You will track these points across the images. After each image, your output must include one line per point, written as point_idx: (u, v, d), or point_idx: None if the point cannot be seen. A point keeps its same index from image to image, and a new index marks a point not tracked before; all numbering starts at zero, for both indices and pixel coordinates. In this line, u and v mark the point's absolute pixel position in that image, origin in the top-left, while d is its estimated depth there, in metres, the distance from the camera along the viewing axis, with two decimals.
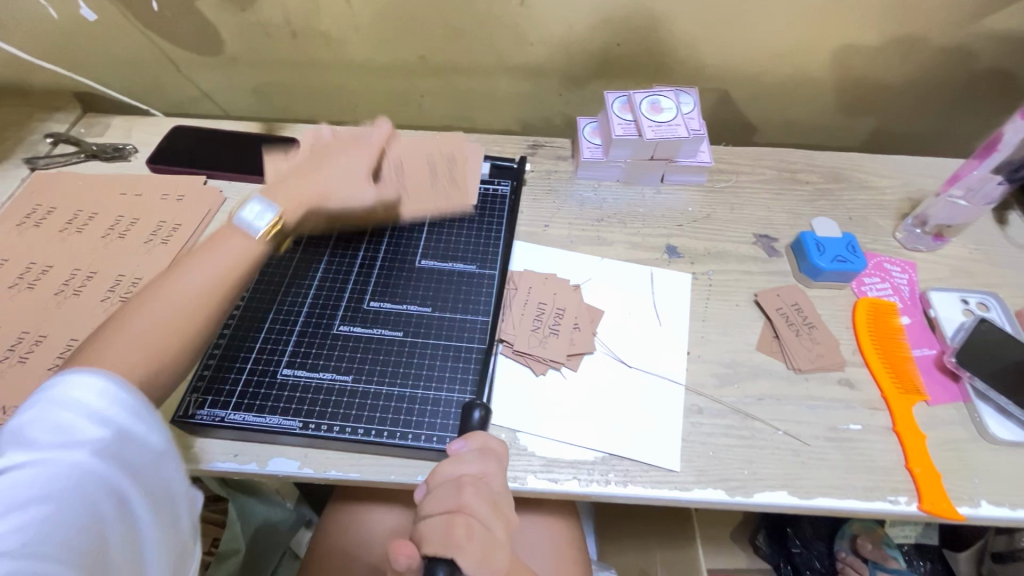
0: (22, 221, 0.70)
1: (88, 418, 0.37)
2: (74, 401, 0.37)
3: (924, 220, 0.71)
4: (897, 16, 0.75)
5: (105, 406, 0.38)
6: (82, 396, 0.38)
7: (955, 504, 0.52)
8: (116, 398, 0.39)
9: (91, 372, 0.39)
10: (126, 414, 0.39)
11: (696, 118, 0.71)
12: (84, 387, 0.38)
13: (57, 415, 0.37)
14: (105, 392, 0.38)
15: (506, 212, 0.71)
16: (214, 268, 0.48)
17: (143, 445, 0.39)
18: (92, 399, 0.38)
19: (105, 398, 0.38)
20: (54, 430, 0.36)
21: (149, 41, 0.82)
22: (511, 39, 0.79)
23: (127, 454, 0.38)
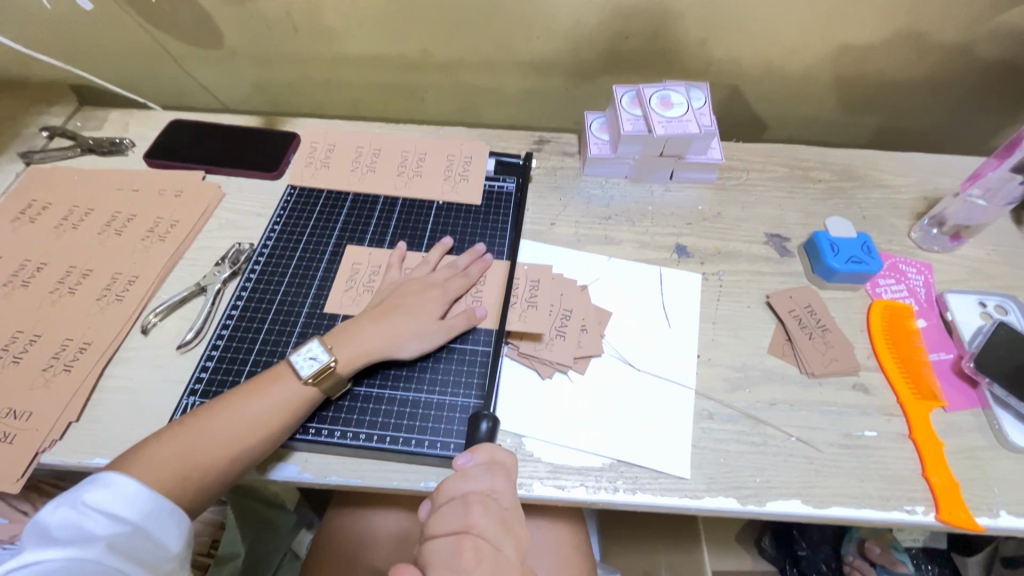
0: (17, 217, 0.68)
1: (103, 516, 0.42)
2: (94, 507, 0.42)
3: (942, 220, 0.69)
4: (916, 11, 0.73)
5: (121, 506, 0.42)
6: (103, 501, 0.42)
7: (974, 514, 0.51)
8: (133, 500, 0.43)
9: (117, 475, 0.44)
10: (137, 514, 0.43)
11: (707, 115, 0.69)
12: (105, 491, 0.43)
13: (78, 513, 0.41)
14: (127, 495, 0.43)
15: (511, 210, 0.70)
16: (263, 411, 0.50)
17: (158, 544, 0.43)
18: (113, 502, 0.42)
19: (129, 503, 0.43)
20: (71, 525, 0.41)
21: (146, 34, 0.80)
22: (517, 33, 0.77)
23: (140, 549, 0.42)
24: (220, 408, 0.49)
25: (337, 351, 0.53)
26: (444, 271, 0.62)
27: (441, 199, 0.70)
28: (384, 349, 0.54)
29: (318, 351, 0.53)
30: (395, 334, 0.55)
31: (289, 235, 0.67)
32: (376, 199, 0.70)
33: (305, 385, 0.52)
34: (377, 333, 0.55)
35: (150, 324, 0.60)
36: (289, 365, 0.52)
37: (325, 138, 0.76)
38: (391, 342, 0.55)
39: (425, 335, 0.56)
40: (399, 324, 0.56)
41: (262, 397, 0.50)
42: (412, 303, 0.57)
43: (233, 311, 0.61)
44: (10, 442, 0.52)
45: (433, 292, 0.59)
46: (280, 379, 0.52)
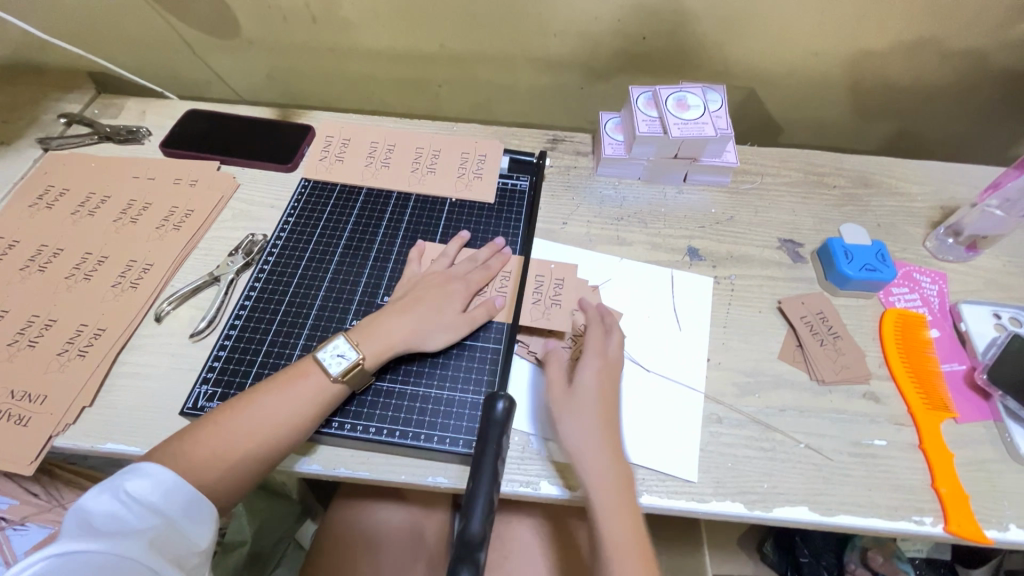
0: (34, 202, 0.69)
1: (139, 506, 0.42)
2: (132, 495, 0.42)
3: (958, 229, 0.68)
4: (935, 19, 0.72)
5: (155, 493, 0.43)
6: (141, 491, 0.42)
7: (982, 527, 0.51)
8: (165, 485, 0.43)
9: (154, 466, 0.44)
10: (170, 501, 0.43)
11: (723, 117, 0.68)
12: (143, 481, 0.43)
13: (115, 503, 0.41)
14: (164, 485, 0.43)
15: (525, 208, 0.70)
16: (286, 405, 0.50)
17: (187, 538, 0.43)
18: (148, 490, 0.42)
19: (164, 494, 0.43)
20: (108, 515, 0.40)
21: (165, 22, 0.80)
22: (533, 30, 0.77)
23: (171, 541, 0.42)
24: (253, 404, 0.49)
25: (364, 348, 0.53)
26: (463, 263, 0.62)
27: (455, 197, 0.70)
28: (407, 340, 0.55)
29: (345, 348, 0.53)
30: (415, 326, 0.55)
31: (302, 228, 0.67)
32: (389, 195, 0.71)
33: (334, 382, 0.52)
34: (399, 325, 0.55)
35: (164, 312, 0.61)
36: (316, 362, 0.52)
37: (340, 133, 0.76)
38: (416, 335, 0.55)
39: (448, 330, 0.56)
40: (422, 317, 0.56)
41: (291, 392, 0.50)
42: (434, 295, 0.58)
43: (246, 302, 0.61)
44: (25, 425, 0.53)
45: (455, 287, 0.59)
46: (308, 375, 0.52)
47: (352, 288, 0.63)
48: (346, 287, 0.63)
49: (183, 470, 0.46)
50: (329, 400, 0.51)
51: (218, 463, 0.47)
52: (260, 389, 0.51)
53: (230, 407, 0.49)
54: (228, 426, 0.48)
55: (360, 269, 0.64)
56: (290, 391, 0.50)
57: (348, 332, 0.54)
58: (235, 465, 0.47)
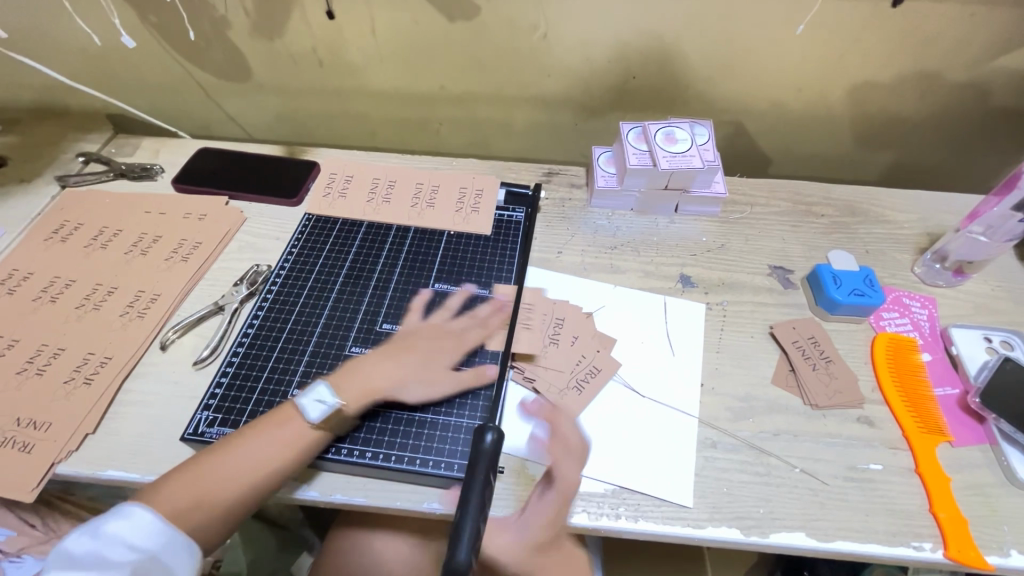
0: (49, 237, 0.72)
1: (118, 545, 0.44)
2: (116, 535, 0.45)
3: (944, 255, 0.70)
4: (911, 55, 0.76)
5: (135, 535, 0.45)
6: (123, 532, 0.45)
7: (983, 553, 0.50)
8: (147, 527, 0.45)
9: (141, 506, 0.46)
10: (149, 542, 0.45)
11: (711, 149, 0.71)
12: (126, 524, 0.45)
13: (97, 544, 0.44)
14: (147, 528, 0.45)
15: (520, 238, 0.72)
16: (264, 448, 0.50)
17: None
18: (129, 531, 0.45)
19: (146, 534, 0.45)
20: (89, 556, 0.44)
21: (182, 68, 0.86)
22: (529, 72, 0.81)
23: None
24: (241, 441, 0.50)
25: (344, 394, 0.54)
26: (463, 320, 0.63)
27: (453, 229, 0.73)
28: (388, 389, 0.56)
29: (326, 394, 0.54)
30: (399, 374, 0.56)
31: (305, 260, 0.70)
32: (389, 228, 0.73)
33: (315, 428, 0.52)
34: (383, 370, 0.56)
35: (169, 340, 0.62)
36: (296, 406, 0.53)
37: (343, 170, 0.80)
38: (396, 382, 0.56)
39: (431, 382, 0.57)
40: (406, 367, 0.57)
41: (274, 436, 0.51)
42: (422, 347, 0.59)
43: (248, 329, 0.63)
44: (28, 452, 0.54)
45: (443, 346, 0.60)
46: (288, 421, 0.52)
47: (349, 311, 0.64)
48: (346, 314, 0.65)
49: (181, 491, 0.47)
50: (309, 447, 0.51)
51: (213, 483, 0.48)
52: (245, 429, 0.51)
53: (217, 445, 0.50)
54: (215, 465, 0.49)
55: (360, 300, 0.66)
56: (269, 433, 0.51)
57: (333, 375, 0.56)
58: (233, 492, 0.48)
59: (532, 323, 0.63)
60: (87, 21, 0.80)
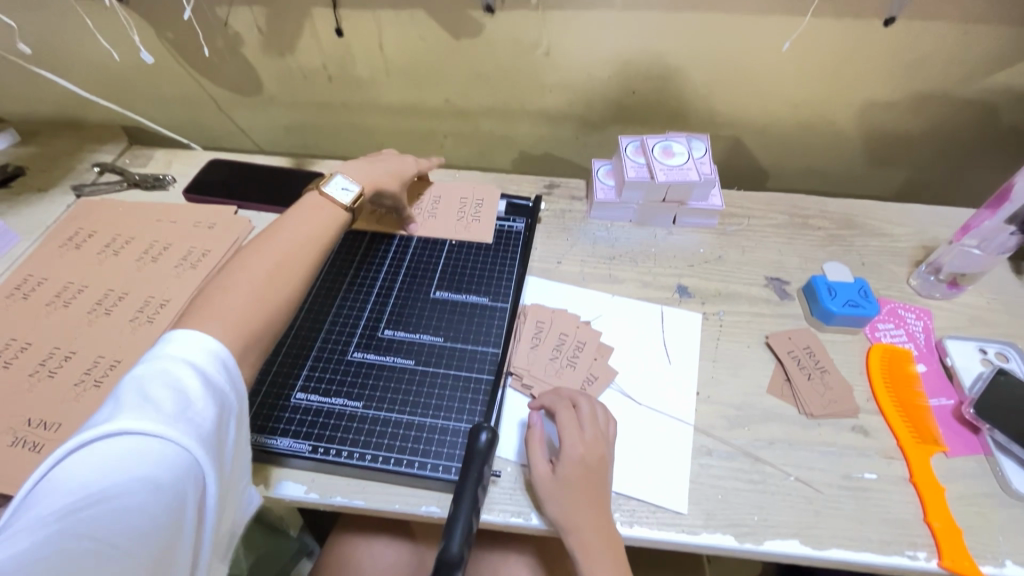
0: (64, 243, 0.74)
1: (190, 379, 0.40)
2: (189, 366, 0.40)
3: (938, 267, 0.70)
4: (905, 72, 0.77)
5: (206, 365, 0.41)
6: (190, 357, 0.41)
7: (977, 562, 0.50)
8: (215, 360, 0.42)
9: (198, 336, 0.43)
10: (222, 378, 0.42)
11: (707, 163, 0.73)
12: (188, 346, 0.41)
13: (163, 375, 0.39)
14: (218, 359, 0.42)
15: (521, 247, 0.74)
16: None
17: (231, 410, 0.42)
18: (198, 358, 0.41)
19: (213, 367, 0.42)
20: (161, 389, 0.38)
21: (196, 82, 0.89)
22: (531, 87, 0.84)
23: (224, 426, 0.41)
24: None
25: None
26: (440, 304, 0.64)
27: (455, 238, 0.75)
28: None
29: None
30: None
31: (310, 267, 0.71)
32: (393, 237, 0.75)
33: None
34: None
35: None
36: None
37: None
38: None
39: None
40: None
41: None
42: None
43: None
44: (37, 451, 0.55)
45: None
46: None
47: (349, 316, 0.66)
48: (349, 320, 0.66)
49: None
50: None
51: None
52: None
53: None
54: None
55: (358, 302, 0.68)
56: None
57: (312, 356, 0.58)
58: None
59: (532, 331, 0.64)
60: (107, 38, 0.83)
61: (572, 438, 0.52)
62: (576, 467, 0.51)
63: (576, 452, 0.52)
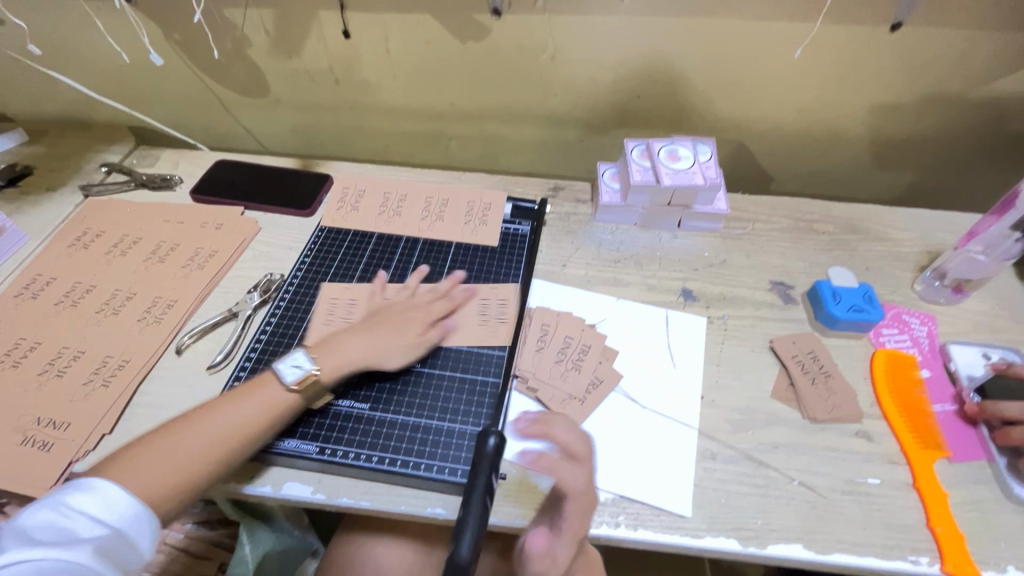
0: (72, 243, 0.75)
1: (86, 521, 0.45)
2: (73, 507, 0.45)
3: (943, 273, 0.71)
4: (910, 77, 0.78)
5: (101, 512, 0.46)
6: (87, 508, 0.46)
7: (980, 568, 0.50)
8: (116, 505, 0.47)
9: (103, 482, 0.47)
10: (119, 520, 0.46)
11: (713, 168, 0.73)
12: (96, 497, 0.46)
13: (60, 520, 0.44)
14: (108, 499, 0.47)
15: (526, 250, 0.74)
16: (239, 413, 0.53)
17: (134, 549, 0.47)
18: (97, 507, 0.46)
19: (112, 512, 0.46)
20: (54, 531, 0.44)
21: (203, 83, 0.89)
22: (537, 90, 0.84)
23: (118, 551, 0.45)
24: (220, 412, 0.53)
25: (320, 361, 0.57)
26: (427, 294, 0.66)
27: (461, 241, 0.75)
28: (365, 359, 0.59)
29: (302, 360, 0.57)
30: (376, 345, 0.59)
31: (317, 269, 0.72)
32: (399, 239, 0.75)
33: (287, 393, 0.55)
34: (359, 341, 0.59)
35: (185, 345, 0.64)
36: (274, 372, 0.56)
37: (354, 184, 0.82)
38: (374, 353, 0.59)
39: (405, 351, 0.60)
40: (381, 338, 0.60)
41: (252, 401, 0.54)
42: (395, 319, 0.62)
43: (261, 335, 0.65)
44: (47, 450, 0.56)
45: (415, 317, 0.63)
46: (267, 386, 0.55)
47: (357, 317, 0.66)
48: (356, 322, 0.66)
49: None
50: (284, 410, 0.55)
51: None
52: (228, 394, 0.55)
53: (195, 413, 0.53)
54: (208, 413, 0.53)
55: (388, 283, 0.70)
56: (247, 398, 0.54)
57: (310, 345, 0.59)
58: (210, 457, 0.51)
59: (537, 334, 0.65)
60: (116, 40, 0.84)
61: (565, 467, 0.50)
62: (583, 490, 0.50)
63: (576, 476, 0.50)
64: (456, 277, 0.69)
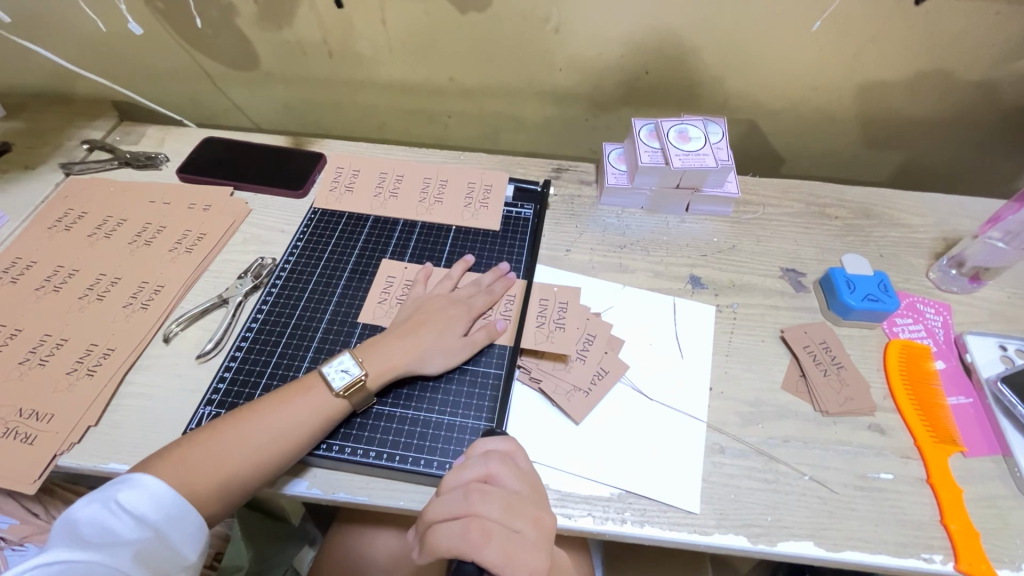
0: (53, 225, 0.71)
1: (131, 521, 0.44)
2: (123, 506, 0.44)
3: (961, 261, 0.69)
4: (932, 55, 0.74)
5: (149, 511, 0.45)
6: (135, 504, 0.44)
7: (994, 566, 0.49)
8: (161, 504, 0.45)
9: (151, 478, 0.46)
10: (165, 520, 0.45)
11: (724, 149, 0.70)
12: (140, 493, 0.45)
13: (104, 516, 0.43)
14: (157, 499, 0.45)
15: (529, 234, 0.71)
16: (279, 420, 0.51)
17: (175, 553, 0.46)
18: (143, 506, 0.45)
19: (160, 510, 0.45)
20: (97, 528, 0.43)
21: (188, 56, 0.84)
22: (540, 65, 0.80)
23: (158, 555, 0.45)
24: (255, 416, 0.51)
25: (367, 365, 0.55)
26: (468, 288, 0.63)
27: (460, 225, 0.72)
28: (408, 363, 0.56)
29: (350, 364, 0.54)
30: (421, 348, 0.57)
31: (310, 254, 0.69)
32: (396, 222, 0.72)
33: (335, 398, 0.53)
34: (406, 343, 0.57)
35: (173, 333, 0.62)
36: (321, 377, 0.54)
37: (349, 163, 0.78)
38: (418, 357, 0.56)
39: (450, 353, 0.58)
40: (424, 340, 0.57)
41: (292, 407, 0.52)
42: (438, 319, 0.59)
43: (253, 323, 0.62)
44: (30, 443, 0.53)
45: (459, 315, 0.60)
46: (312, 390, 0.53)
47: (356, 305, 0.64)
48: (352, 309, 0.64)
49: (183, 486, 0.47)
50: (327, 417, 0.52)
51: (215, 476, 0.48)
52: (269, 397, 0.53)
53: (233, 416, 0.51)
54: (255, 414, 0.51)
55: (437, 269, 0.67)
56: (289, 403, 0.52)
57: (358, 347, 0.56)
58: (260, 459, 0.49)
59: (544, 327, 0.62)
60: (94, 8, 0.79)
61: (523, 508, 0.44)
62: (547, 527, 0.45)
63: (535, 515, 0.45)
64: (501, 269, 0.65)
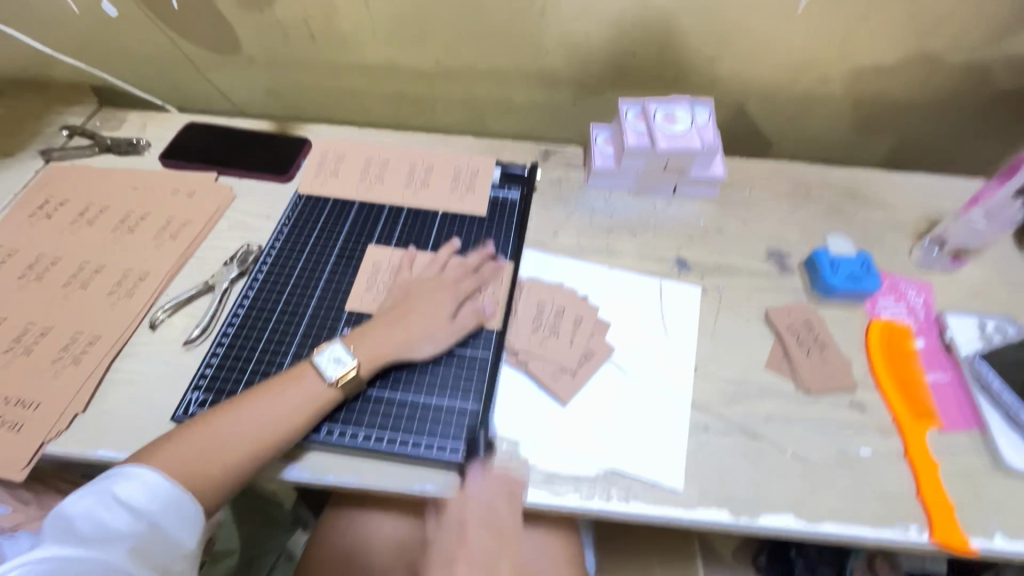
0: (34, 212, 0.70)
1: (127, 513, 0.45)
2: (119, 497, 0.45)
3: (942, 240, 0.70)
4: (916, 35, 0.74)
5: (144, 501, 0.45)
6: (130, 494, 0.45)
7: (967, 535, 0.51)
8: (156, 493, 0.46)
9: (146, 469, 0.46)
10: (160, 509, 0.46)
11: (710, 129, 0.69)
12: (134, 484, 0.45)
13: (99, 509, 0.44)
14: (152, 490, 0.46)
15: (516, 219, 0.71)
16: (270, 409, 0.51)
17: (173, 544, 0.46)
18: (139, 496, 0.45)
19: (155, 500, 0.46)
20: (91, 522, 0.43)
21: (168, 38, 0.83)
22: (526, 47, 0.79)
23: (154, 547, 0.45)
24: (245, 405, 0.51)
25: (358, 354, 0.55)
26: (456, 272, 0.64)
27: (447, 209, 0.72)
28: (399, 350, 0.56)
29: (342, 353, 0.54)
30: (412, 334, 0.57)
31: (296, 240, 0.69)
32: (382, 207, 0.72)
33: (328, 387, 0.53)
34: (396, 329, 0.57)
35: (159, 320, 0.61)
36: (312, 366, 0.54)
37: (334, 149, 0.78)
38: (408, 343, 0.57)
39: (438, 337, 0.58)
40: (414, 327, 0.58)
41: (284, 396, 0.52)
42: (426, 305, 0.59)
43: (239, 310, 0.62)
44: (18, 431, 0.53)
45: (446, 300, 0.60)
46: (303, 379, 0.53)
47: (342, 291, 0.64)
48: (339, 294, 0.64)
49: (173, 471, 0.47)
50: (319, 405, 0.53)
51: (207, 463, 0.48)
52: (260, 388, 0.53)
53: (224, 405, 0.52)
54: (249, 404, 0.51)
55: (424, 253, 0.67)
56: (281, 393, 0.52)
57: (347, 335, 0.56)
58: (250, 444, 0.50)
59: (533, 312, 0.62)
60: None
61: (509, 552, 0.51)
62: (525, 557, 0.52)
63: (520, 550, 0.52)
64: (488, 251, 0.66)
